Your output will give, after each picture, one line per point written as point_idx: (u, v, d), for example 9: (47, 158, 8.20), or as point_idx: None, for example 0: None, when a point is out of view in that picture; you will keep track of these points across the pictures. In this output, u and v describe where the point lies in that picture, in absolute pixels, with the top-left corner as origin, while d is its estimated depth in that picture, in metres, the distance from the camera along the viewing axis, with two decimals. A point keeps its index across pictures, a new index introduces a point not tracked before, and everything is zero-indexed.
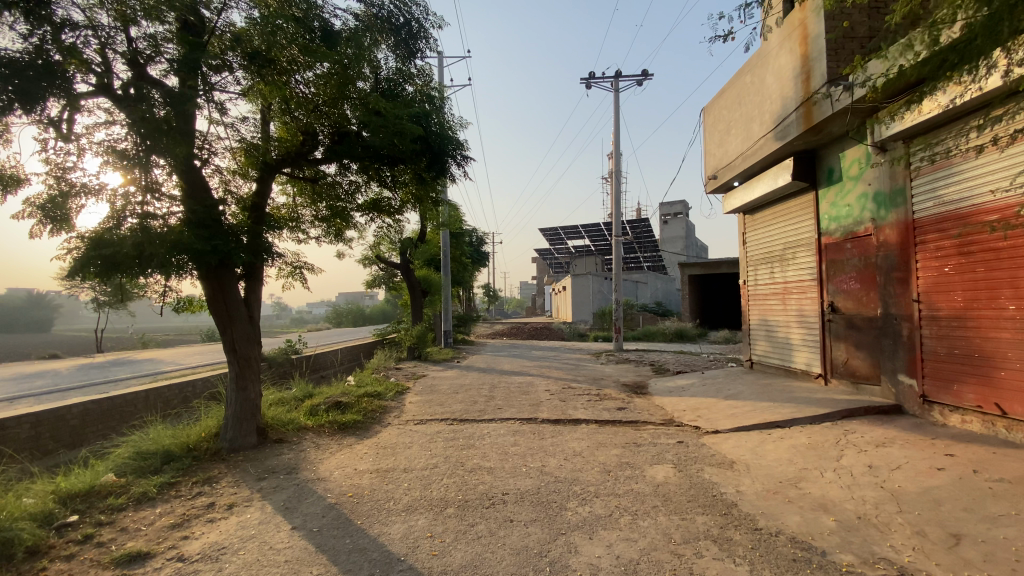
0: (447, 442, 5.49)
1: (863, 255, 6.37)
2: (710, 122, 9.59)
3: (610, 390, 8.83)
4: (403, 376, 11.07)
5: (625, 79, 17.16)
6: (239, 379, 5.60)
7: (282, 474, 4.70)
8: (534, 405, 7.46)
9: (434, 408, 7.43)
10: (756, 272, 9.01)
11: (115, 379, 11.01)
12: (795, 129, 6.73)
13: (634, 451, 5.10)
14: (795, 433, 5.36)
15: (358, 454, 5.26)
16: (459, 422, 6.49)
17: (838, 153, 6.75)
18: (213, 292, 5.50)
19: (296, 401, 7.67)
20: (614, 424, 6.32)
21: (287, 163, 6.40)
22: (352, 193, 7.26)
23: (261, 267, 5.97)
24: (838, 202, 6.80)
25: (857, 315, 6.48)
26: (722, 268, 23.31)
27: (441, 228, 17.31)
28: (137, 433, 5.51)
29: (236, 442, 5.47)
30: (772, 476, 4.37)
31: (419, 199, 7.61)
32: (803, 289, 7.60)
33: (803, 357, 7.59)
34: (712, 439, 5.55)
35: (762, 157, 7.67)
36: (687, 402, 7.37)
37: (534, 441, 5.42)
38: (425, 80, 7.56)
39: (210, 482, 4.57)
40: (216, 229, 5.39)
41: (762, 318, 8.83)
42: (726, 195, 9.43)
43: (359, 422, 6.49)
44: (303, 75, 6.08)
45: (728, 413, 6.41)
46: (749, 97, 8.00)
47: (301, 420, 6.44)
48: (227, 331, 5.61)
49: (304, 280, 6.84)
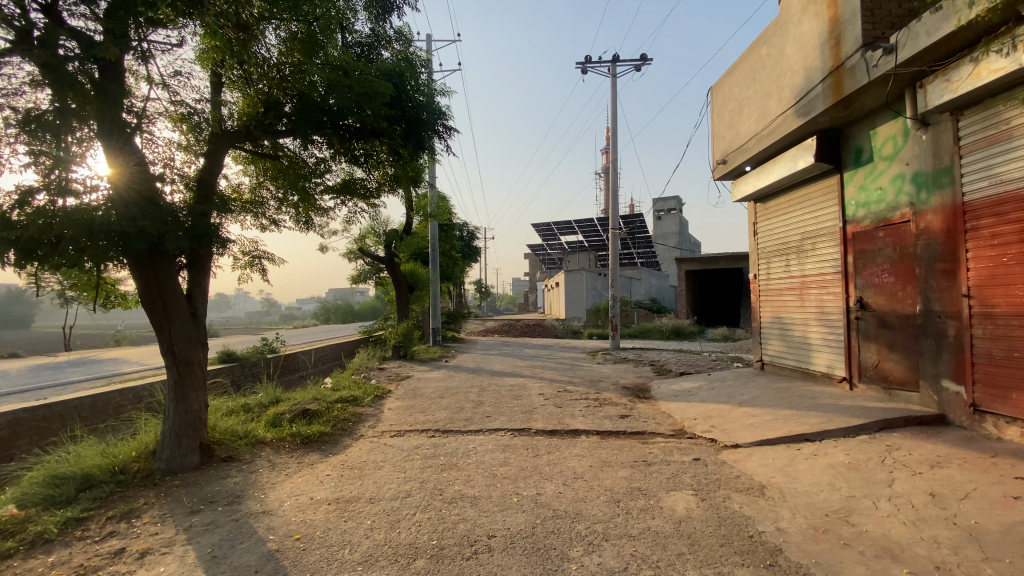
0: (426, 462, 4.68)
1: (898, 245, 5.64)
2: (719, 102, 8.82)
3: (610, 393, 8.05)
4: (384, 378, 10.22)
5: (624, 65, 16.22)
6: (178, 388, 4.77)
7: (220, 506, 3.86)
8: (527, 413, 6.64)
9: (415, 416, 6.59)
10: (769, 265, 8.27)
11: (66, 381, 10.03)
12: (822, 102, 5.97)
13: (645, 472, 4.32)
14: (830, 450, 4.63)
15: (317, 477, 4.44)
16: (442, 434, 5.67)
17: (870, 130, 6.01)
18: (146, 285, 4.62)
19: (258, 408, 6.82)
20: (618, 436, 5.54)
21: (245, 136, 5.55)
22: (321, 173, 6.42)
23: (208, 255, 5.13)
24: (867, 186, 6.07)
25: (891, 313, 5.75)
26: (720, 264, 22.59)
27: (429, 220, 16.41)
28: (56, 454, 4.64)
29: (173, 463, 4.61)
30: (813, 507, 3.62)
31: (397, 182, 6.80)
32: (824, 283, 6.87)
33: (823, 359, 6.86)
34: (733, 456, 4.79)
35: (780, 137, 6.91)
36: (697, 408, 6.62)
37: (528, 460, 4.62)
38: (405, 44, 6.73)
39: (130, 518, 3.72)
40: (150, 208, 4.49)
41: (775, 315, 8.10)
42: (735, 181, 8.66)
43: (326, 435, 5.64)
44: (266, 36, 5.36)
45: (747, 423, 5.66)
46: (765, 71, 7.26)
47: (259, 433, 5.59)
48: (165, 331, 4.74)
49: (264, 272, 6.01)
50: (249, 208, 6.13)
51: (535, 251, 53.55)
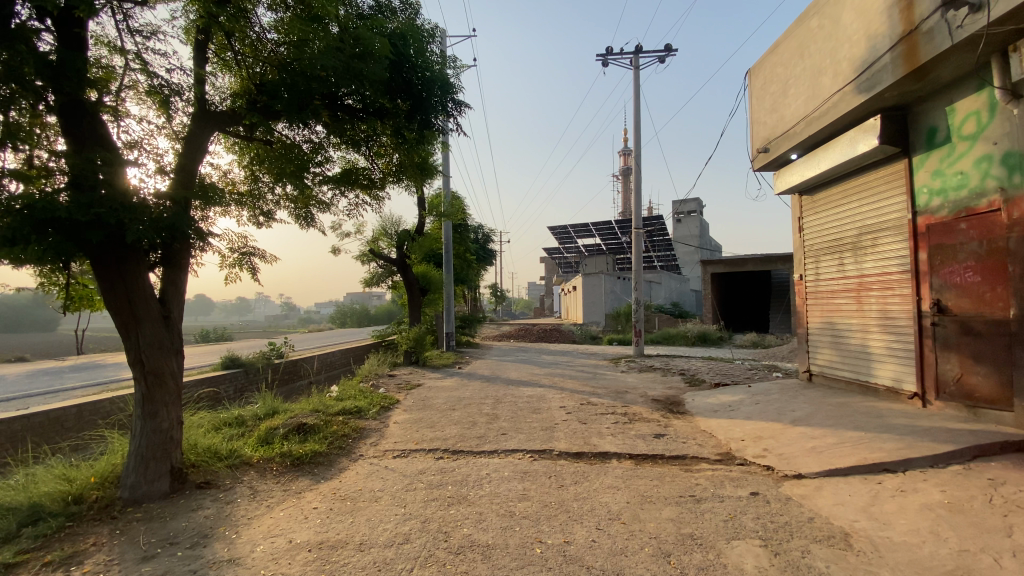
0: (431, 493, 3.95)
1: (985, 238, 4.77)
2: (758, 85, 8.03)
3: (640, 407, 7.25)
4: (393, 387, 9.56)
5: (647, 56, 15.38)
6: (147, 403, 4.13)
7: (180, 550, 3.20)
8: (549, 430, 5.87)
9: (424, 433, 5.86)
10: (818, 265, 7.40)
11: (61, 388, 9.52)
12: (890, 74, 5.15)
13: (695, 513, 3.53)
14: (920, 485, 3.80)
15: (304, 511, 3.76)
16: (451, 457, 4.94)
17: (947, 106, 5.15)
18: (109, 284, 3.99)
19: (252, 422, 6.19)
20: (656, 461, 4.76)
21: (234, 119, 5.04)
22: (320, 163, 5.79)
23: (184, 252, 4.48)
24: (943, 170, 5.21)
25: (977, 318, 4.86)
26: (749, 266, 21.45)
27: (442, 220, 15.76)
28: (18, 475, 4.09)
29: (138, 491, 3.96)
30: (920, 568, 2.81)
31: (402, 171, 6.11)
32: (887, 284, 6.01)
33: (888, 371, 5.99)
34: (799, 491, 3.97)
35: (835, 119, 6.10)
36: (743, 426, 5.79)
37: (550, 494, 3.86)
38: (412, 15, 6.06)
39: (69, 562, 3.08)
40: (111, 194, 3.85)
41: (826, 320, 7.23)
42: (779, 171, 7.81)
43: (320, 456, 4.97)
44: (259, 10, 4.93)
45: (807, 446, 4.84)
46: (816, 45, 6.46)
47: (246, 452, 4.95)
48: (131, 338, 4.09)
49: (254, 271, 5.39)
50: (247, 200, 5.63)
51: (551, 255, 52.71)
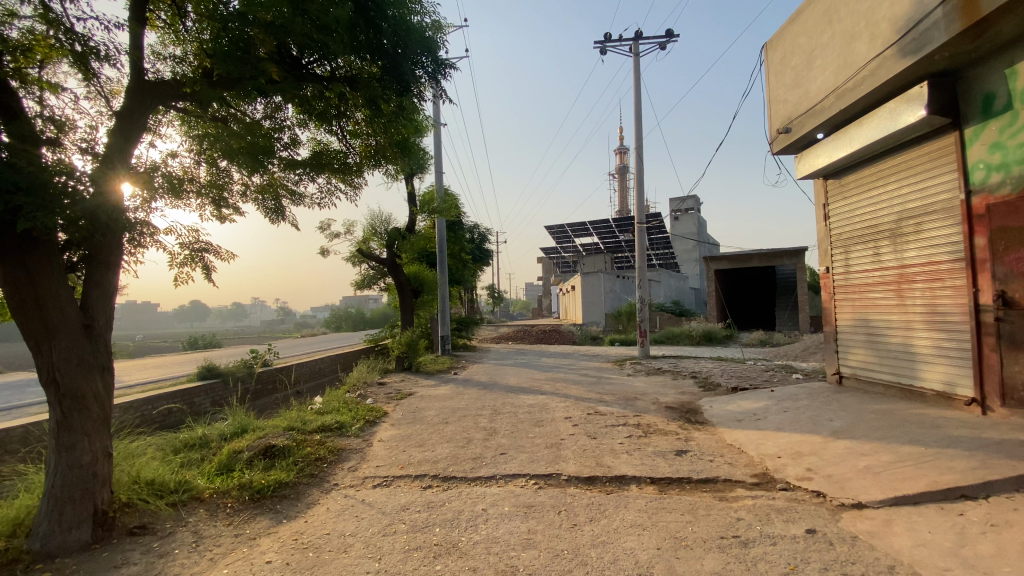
0: (412, 538, 3.21)
1: None
2: (776, 60, 7.32)
3: (654, 417, 6.50)
4: (383, 397, 8.78)
5: (649, 42, 14.55)
6: (63, 433, 3.35)
7: None
8: (555, 448, 5.12)
9: (411, 454, 5.10)
10: (849, 255, 6.69)
11: (18, 405, 8.69)
12: (942, 31, 4.45)
13: (745, 563, 2.79)
14: (1015, 517, 3.08)
15: (253, 566, 2.99)
16: (441, 486, 4.18)
17: (1008, 68, 4.48)
18: (12, 285, 3.22)
19: (217, 443, 5.44)
20: (683, 488, 4.01)
21: (178, 91, 4.25)
22: (289, 145, 5.05)
23: (116, 247, 3.69)
24: (1005, 142, 4.51)
25: None
26: (753, 262, 20.72)
27: (435, 218, 14.95)
28: None
29: (51, 543, 3.19)
30: None
31: (381, 155, 5.33)
32: (934, 275, 5.31)
33: (937, 374, 5.28)
34: (864, 526, 3.24)
35: (873, 89, 5.38)
36: (776, 440, 5.05)
37: (561, 538, 3.12)
38: None
39: None
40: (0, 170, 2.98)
41: (858, 317, 6.52)
42: (802, 154, 7.11)
43: (285, 487, 4.21)
44: None
45: (858, 465, 4.13)
46: (847, 8, 5.75)
47: (200, 484, 4.18)
48: (44, 352, 3.32)
49: (210, 270, 4.62)
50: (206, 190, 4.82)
51: (548, 255, 51.97)
